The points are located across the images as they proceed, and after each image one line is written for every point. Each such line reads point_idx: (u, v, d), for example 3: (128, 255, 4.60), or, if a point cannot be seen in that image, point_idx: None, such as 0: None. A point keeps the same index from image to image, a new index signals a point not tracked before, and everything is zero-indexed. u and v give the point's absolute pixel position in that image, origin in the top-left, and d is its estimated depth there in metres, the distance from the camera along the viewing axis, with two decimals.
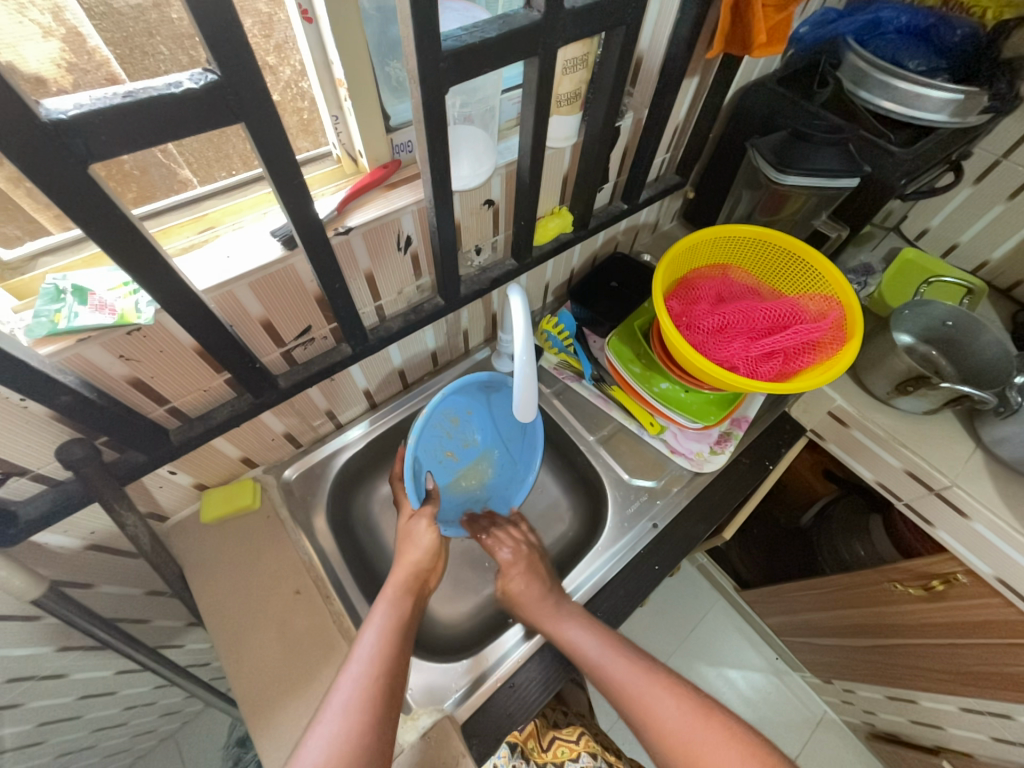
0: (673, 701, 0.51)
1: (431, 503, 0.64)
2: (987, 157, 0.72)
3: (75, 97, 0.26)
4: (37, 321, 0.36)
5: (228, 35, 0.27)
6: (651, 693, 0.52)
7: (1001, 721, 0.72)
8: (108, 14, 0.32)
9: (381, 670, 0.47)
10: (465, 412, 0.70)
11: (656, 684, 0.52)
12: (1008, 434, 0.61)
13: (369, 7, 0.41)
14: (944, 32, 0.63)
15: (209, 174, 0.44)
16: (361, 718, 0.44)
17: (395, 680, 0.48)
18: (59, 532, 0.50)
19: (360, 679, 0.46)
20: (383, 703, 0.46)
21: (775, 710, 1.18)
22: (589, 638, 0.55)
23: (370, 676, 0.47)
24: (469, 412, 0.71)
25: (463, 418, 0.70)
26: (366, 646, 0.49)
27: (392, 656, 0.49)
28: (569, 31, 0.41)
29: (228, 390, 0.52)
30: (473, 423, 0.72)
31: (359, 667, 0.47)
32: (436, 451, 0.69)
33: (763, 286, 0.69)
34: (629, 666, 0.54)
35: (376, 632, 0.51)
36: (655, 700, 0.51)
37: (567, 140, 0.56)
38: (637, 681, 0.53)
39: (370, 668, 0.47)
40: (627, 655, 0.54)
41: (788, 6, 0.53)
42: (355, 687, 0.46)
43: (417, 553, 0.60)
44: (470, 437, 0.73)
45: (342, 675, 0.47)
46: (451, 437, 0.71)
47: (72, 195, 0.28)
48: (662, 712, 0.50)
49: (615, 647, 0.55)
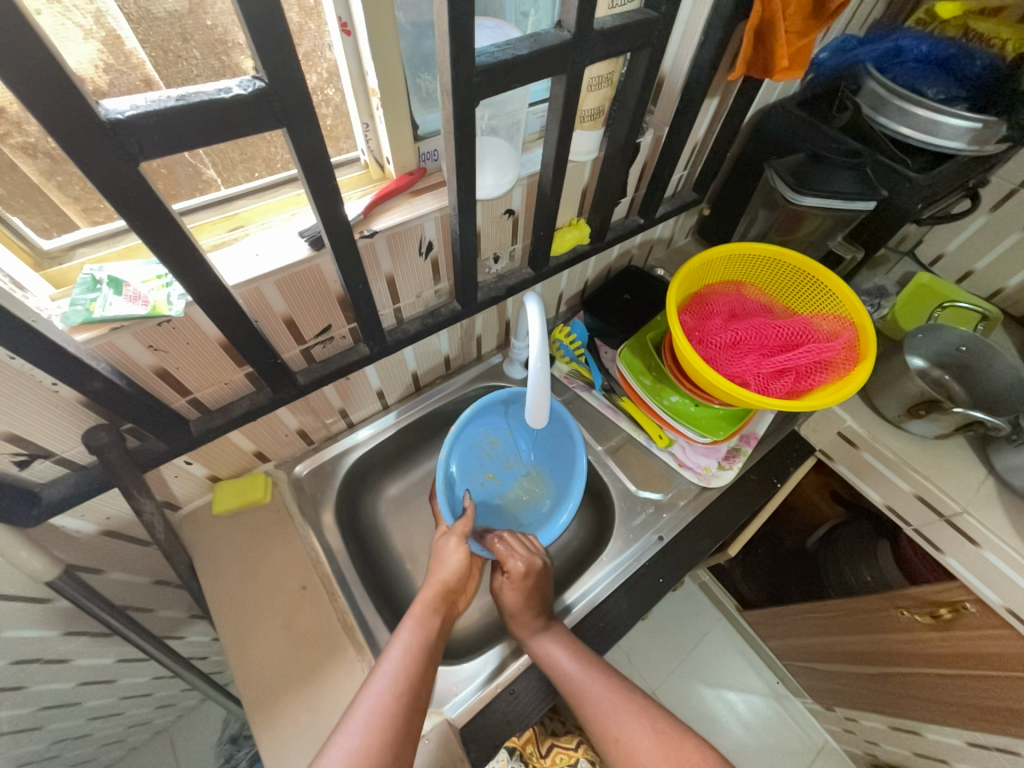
0: (643, 726, 0.51)
1: (462, 521, 0.64)
2: (1005, 186, 0.73)
3: (131, 98, 0.28)
4: (74, 309, 0.38)
5: (277, 44, 0.28)
6: (624, 717, 0.51)
7: (1007, 757, 0.70)
8: (146, 19, 0.34)
9: (403, 688, 0.47)
10: (503, 432, 0.74)
11: (631, 712, 0.52)
12: (1020, 463, 0.60)
13: (405, 21, 0.42)
14: (964, 62, 0.64)
15: (233, 176, 0.45)
16: (381, 735, 0.44)
17: (416, 699, 0.47)
18: (76, 516, 0.51)
19: (384, 693, 0.46)
20: (404, 718, 0.46)
21: (774, 735, 1.16)
22: (570, 659, 0.54)
23: (394, 693, 0.47)
24: (508, 433, 0.75)
25: (503, 440, 0.75)
26: (391, 662, 0.49)
27: (417, 675, 0.49)
28: (596, 51, 0.42)
29: (247, 384, 0.54)
30: (515, 444, 0.76)
31: (385, 682, 0.47)
32: (475, 471, 0.74)
33: (776, 303, 0.69)
34: (606, 687, 0.53)
35: (402, 648, 0.51)
36: (627, 726, 0.51)
37: (589, 154, 0.57)
38: (612, 706, 0.52)
39: (394, 684, 0.47)
40: (605, 678, 0.53)
41: (810, 33, 0.54)
42: (379, 701, 0.46)
43: (447, 573, 0.60)
44: (512, 459, 0.76)
45: (366, 688, 0.48)
46: (491, 459, 0.75)
47: (122, 190, 0.30)
48: (634, 741, 0.50)
49: (594, 670, 0.54)
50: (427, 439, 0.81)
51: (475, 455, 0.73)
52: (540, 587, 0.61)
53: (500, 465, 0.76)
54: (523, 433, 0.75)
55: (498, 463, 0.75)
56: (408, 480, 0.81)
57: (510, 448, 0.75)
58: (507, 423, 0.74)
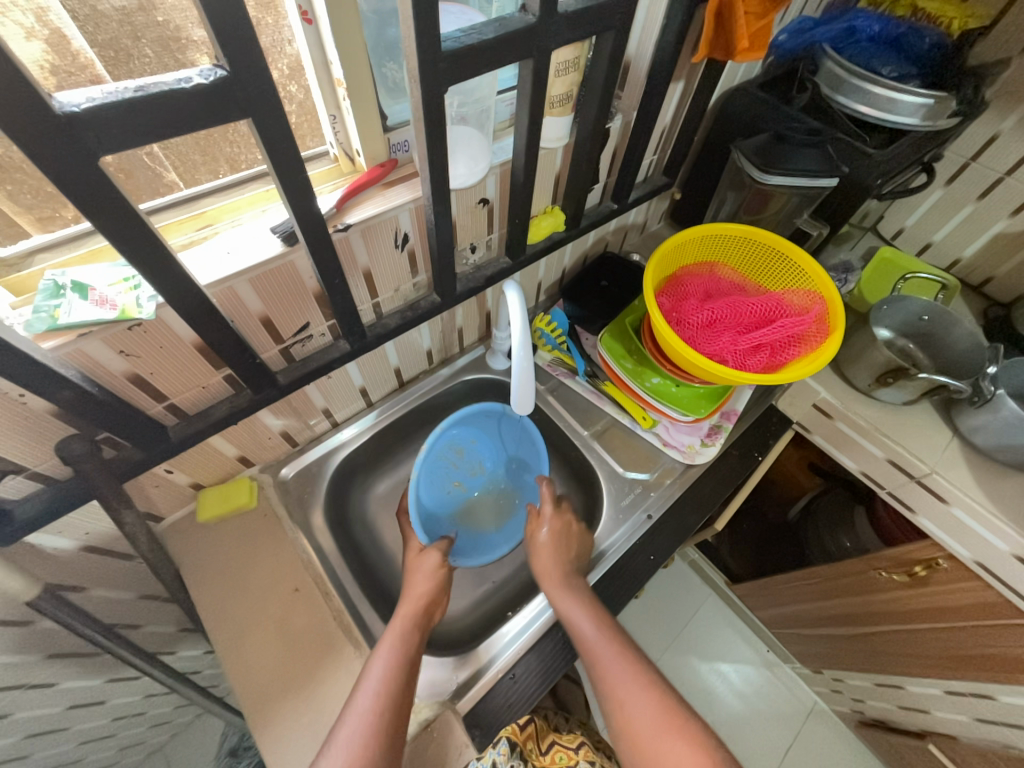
0: (647, 697, 0.49)
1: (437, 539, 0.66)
2: (958, 159, 0.76)
3: (87, 90, 0.27)
4: (37, 317, 0.37)
5: (238, 30, 0.28)
6: (632, 688, 0.50)
7: (982, 702, 0.75)
8: (92, 17, 0.33)
9: (386, 704, 0.47)
10: (468, 441, 0.78)
11: (641, 683, 0.51)
12: (982, 423, 0.64)
13: (367, 9, 0.42)
14: (914, 40, 0.67)
15: (194, 177, 0.44)
16: (364, 754, 0.44)
17: (400, 713, 0.48)
18: (54, 533, 0.49)
19: (366, 713, 0.46)
20: (388, 734, 0.46)
21: (766, 702, 1.20)
22: (587, 623, 0.56)
23: (374, 711, 0.47)
24: (470, 441, 0.78)
25: (466, 450, 0.78)
26: (372, 679, 0.49)
27: (399, 692, 0.49)
28: (562, 35, 0.43)
29: (226, 387, 0.53)
30: (481, 450, 0.79)
31: (368, 700, 0.47)
32: (442, 483, 0.76)
33: (749, 282, 0.71)
34: (620, 657, 0.53)
35: (384, 664, 0.51)
36: (631, 697, 0.50)
37: (559, 141, 0.58)
38: (621, 675, 0.51)
39: (378, 700, 0.47)
40: (625, 650, 0.53)
41: (768, 14, 0.55)
42: (361, 722, 0.46)
43: (425, 588, 0.61)
44: (477, 464, 0.80)
45: (348, 708, 0.48)
46: (459, 469, 0.78)
47: (80, 185, 0.29)
48: (637, 711, 0.49)
49: (610, 635, 0.54)
50: (413, 435, 0.81)
51: (442, 469, 0.76)
52: (571, 535, 0.66)
53: (466, 473, 0.79)
54: (484, 439, 0.79)
55: (465, 472, 0.79)
56: (396, 477, 0.81)
57: (476, 454, 0.79)
58: (470, 432, 0.77)
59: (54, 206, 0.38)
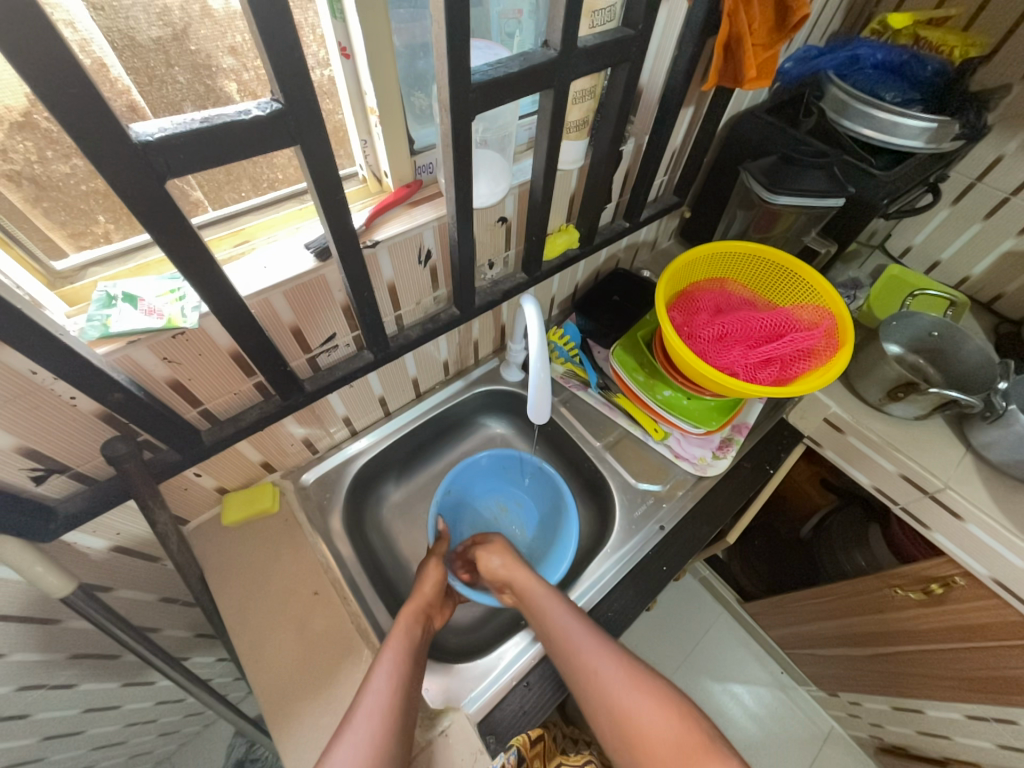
0: (613, 661, 0.54)
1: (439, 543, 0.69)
2: (963, 180, 0.78)
3: (159, 121, 0.30)
4: (90, 324, 0.40)
5: (293, 67, 0.31)
6: (601, 657, 0.54)
7: (1005, 726, 0.73)
8: (130, 47, 0.35)
9: (399, 690, 0.50)
10: (514, 501, 0.84)
11: (605, 649, 0.55)
12: (996, 438, 0.64)
13: (400, 44, 0.45)
14: (917, 68, 0.69)
15: (219, 196, 0.46)
16: (382, 733, 0.47)
17: (409, 700, 0.51)
18: (89, 532, 0.51)
19: (382, 697, 0.49)
20: (401, 717, 0.49)
21: (781, 725, 1.18)
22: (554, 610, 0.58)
23: (391, 695, 0.49)
24: (518, 502, 0.84)
25: (510, 508, 0.84)
26: (384, 669, 0.52)
27: (408, 678, 0.52)
28: (581, 67, 0.46)
29: (256, 393, 0.55)
30: (524, 515, 0.83)
31: (383, 686, 0.50)
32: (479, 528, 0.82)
33: (758, 297, 0.73)
34: (585, 631, 0.56)
35: (395, 654, 0.53)
36: (601, 665, 0.54)
37: (575, 163, 0.60)
38: (588, 646, 0.55)
39: (392, 686, 0.50)
40: (585, 624, 0.57)
41: (773, 45, 0.58)
42: (378, 706, 0.48)
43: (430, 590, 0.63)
44: (518, 532, 0.82)
45: (363, 691, 0.50)
46: (498, 524, 0.83)
47: (145, 204, 0.31)
48: (608, 676, 0.53)
49: (573, 614, 0.58)
50: (428, 445, 0.83)
51: (483, 518, 0.83)
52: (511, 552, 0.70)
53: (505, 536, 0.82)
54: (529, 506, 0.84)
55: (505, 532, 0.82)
56: (412, 486, 0.83)
57: (518, 516, 0.84)
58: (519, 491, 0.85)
59: (85, 221, 0.41)
